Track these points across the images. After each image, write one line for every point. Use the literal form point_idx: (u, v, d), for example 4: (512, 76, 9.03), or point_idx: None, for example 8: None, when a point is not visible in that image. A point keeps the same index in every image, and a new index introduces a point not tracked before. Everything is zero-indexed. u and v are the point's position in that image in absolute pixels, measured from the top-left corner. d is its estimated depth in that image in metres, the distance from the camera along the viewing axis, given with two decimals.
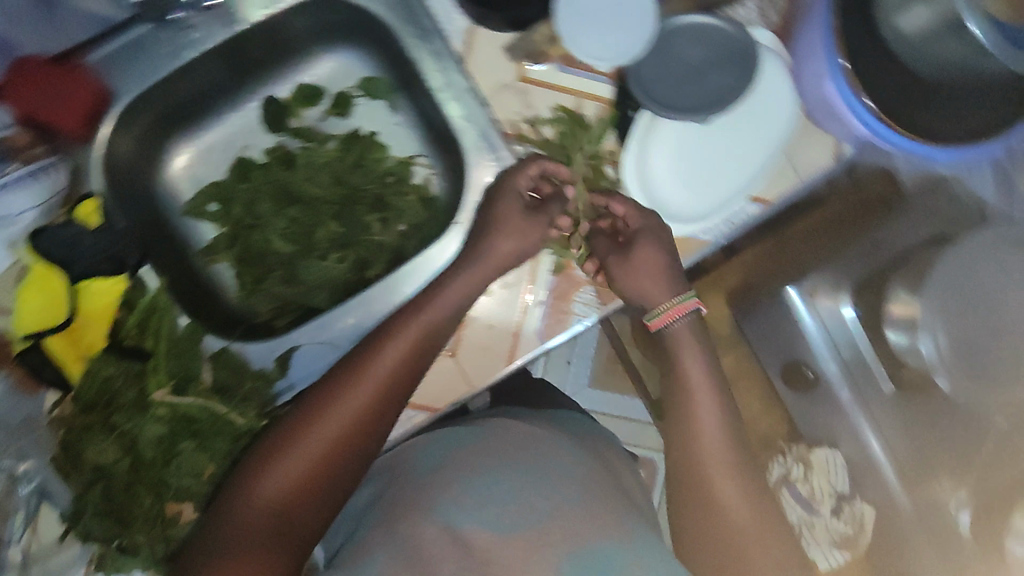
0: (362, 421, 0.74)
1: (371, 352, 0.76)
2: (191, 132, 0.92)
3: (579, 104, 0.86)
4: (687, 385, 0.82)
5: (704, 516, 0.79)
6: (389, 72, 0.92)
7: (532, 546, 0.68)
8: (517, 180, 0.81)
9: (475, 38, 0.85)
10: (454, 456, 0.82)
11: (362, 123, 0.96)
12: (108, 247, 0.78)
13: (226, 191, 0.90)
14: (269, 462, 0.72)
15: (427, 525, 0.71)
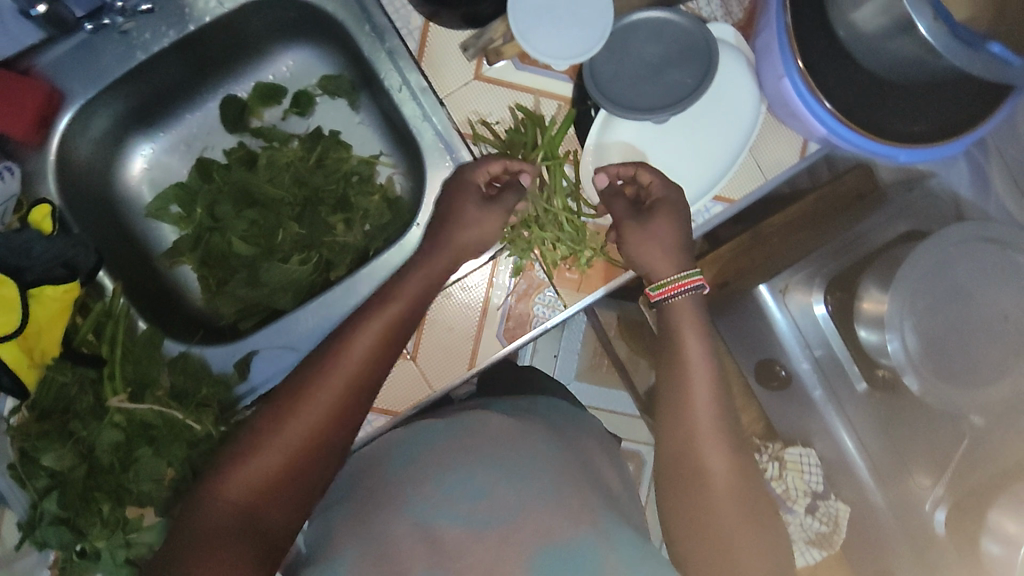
0: (339, 410, 0.68)
1: (342, 340, 0.69)
2: (150, 134, 0.89)
3: (537, 103, 0.80)
4: (688, 367, 0.71)
5: (691, 523, 0.70)
6: (349, 69, 0.86)
7: (500, 547, 0.66)
8: (469, 176, 0.75)
9: (429, 35, 0.78)
10: (431, 449, 0.77)
11: (324, 122, 0.91)
12: (63, 252, 0.72)
13: (191, 192, 0.85)
14: (238, 458, 0.65)
15: (399, 522, 0.69)
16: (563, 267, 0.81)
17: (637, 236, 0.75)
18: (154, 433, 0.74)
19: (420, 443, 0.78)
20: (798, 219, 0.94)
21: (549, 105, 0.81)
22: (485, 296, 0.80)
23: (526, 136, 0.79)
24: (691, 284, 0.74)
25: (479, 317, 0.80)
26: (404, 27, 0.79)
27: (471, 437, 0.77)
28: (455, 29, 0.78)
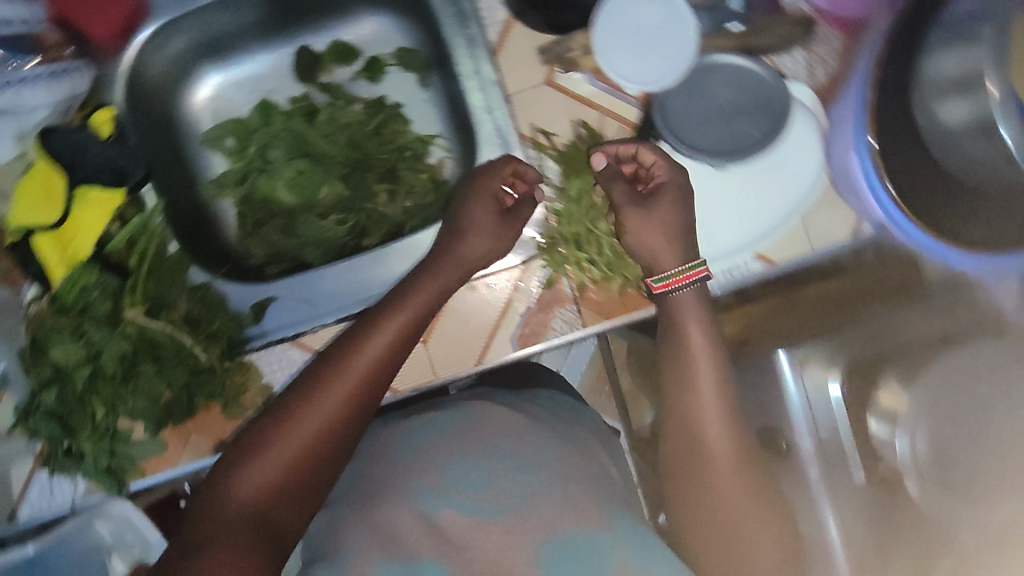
0: (347, 416, 0.65)
1: (352, 344, 0.68)
2: (222, 65, 0.90)
3: (601, 122, 0.80)
4: (695, 364, 0.74)
5: (692, 518, 0.71)
6: (427, 47, 0.87)
7: (506, 536, 0.66)
8: (483, 184, 0.75)
9: (511, 31, 0.79)
10: (437, 438, 0.75)
11: (391, 92, 0.91)
12: (115, 158, 0.76)
13: (246, 129, 0.87)
14: (246, 457, 0.62)
15: (403, 509, 0.68)
16: (591, 287, 0.79)
17: (642, 222, 0.77)
18: (162, 356, 0.74)
19: (428, 433, 0.77)
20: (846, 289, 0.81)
21: (614, 127, 0.80)
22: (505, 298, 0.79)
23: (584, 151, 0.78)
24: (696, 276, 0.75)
25: (497, 317, 0.79)
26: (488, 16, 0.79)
27: (480, 426, 0.76)
28: (538, 32, 0.78)
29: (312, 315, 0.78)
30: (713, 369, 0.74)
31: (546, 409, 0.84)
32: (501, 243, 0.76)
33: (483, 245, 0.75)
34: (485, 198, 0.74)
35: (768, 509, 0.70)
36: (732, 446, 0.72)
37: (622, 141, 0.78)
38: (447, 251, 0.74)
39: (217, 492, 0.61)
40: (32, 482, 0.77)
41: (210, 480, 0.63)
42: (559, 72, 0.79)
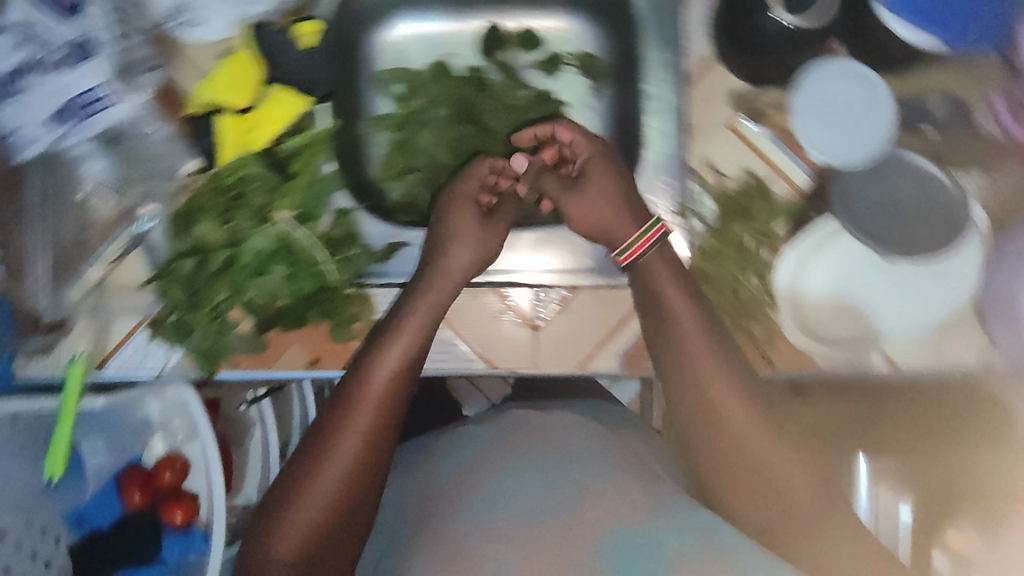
0: (369, 455, 0.67)
1: (356, 385, 0.70)
2: (417, 12, 0.90)
3: (770, 177, 0.76)
4: (664, 300, 0.73)
5: (729, 481, 0.70)
6: (613, 57, 0.88)
7: (566, 530, 0.65)
8: (461, 190, 0.79)
9: (711, 69, 0.77)
10: (480, 452, 0.76)
11: (563, 89, 0.91)
12: (308, 69, 0.76)
13: (416, 81, 0.86)
14: (284, 511, 0.65)
15: (463, 523, 0.67)
16: None
17: (575, 203, 0.79)
18: (297, 266, 0.76)
19: (466, 456, 0.76)
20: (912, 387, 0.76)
21: (781, 188, 0.76)
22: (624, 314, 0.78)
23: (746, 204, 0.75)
24: (656, 237, 0.75)
25: (609, 330, 0.79)
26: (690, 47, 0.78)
27: (522, 431, 0.77)
28: (736, 76, 0.77)
29: None
30: (690, 311, 0.73)
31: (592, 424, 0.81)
32: (488, 244, 0.79)
33: (464, 251, 0.77)
34: (463, 200, 0.78)
35: (805, 463, 0.70)
36: (739, 395, 0.70)
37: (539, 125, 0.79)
38: (430, 267, 0.76)
39: (260, 548, 0.65)
40: (127, 341, 0.76)
41: (252, 534, 0.67)
42: (743, 119, 0.76)
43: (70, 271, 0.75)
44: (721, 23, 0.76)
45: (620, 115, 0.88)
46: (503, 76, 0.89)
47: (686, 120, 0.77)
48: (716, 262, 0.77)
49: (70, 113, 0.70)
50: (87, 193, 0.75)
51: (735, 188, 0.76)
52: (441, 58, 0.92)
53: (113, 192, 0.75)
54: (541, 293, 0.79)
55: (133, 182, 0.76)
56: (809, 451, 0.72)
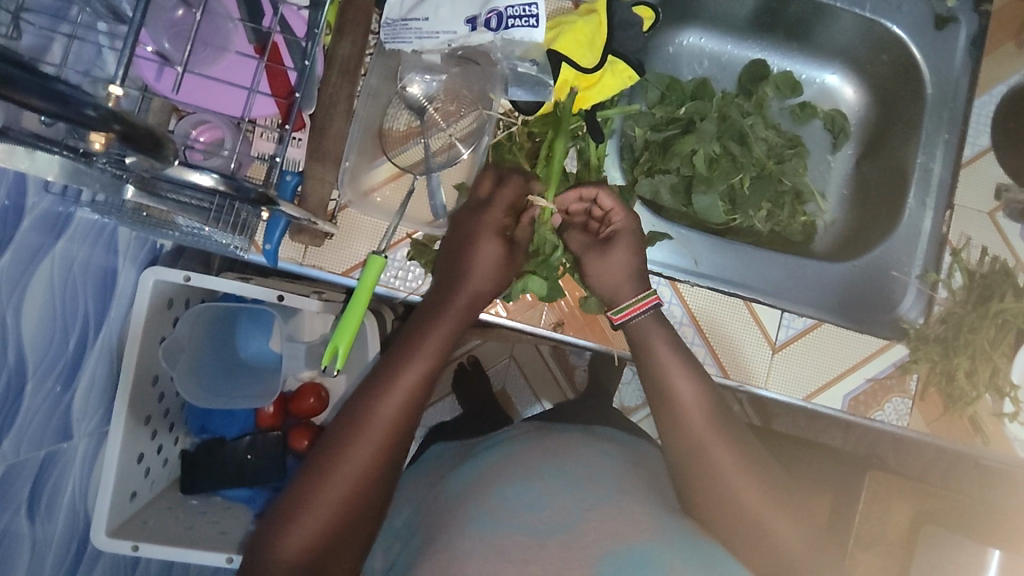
0: (386, 453, 0.59)
1: (370, 399, 0.60)
2: (704, 31, 0.96)
3: (1015, 267, 0.84)
4: (670, 377, 0.68)
5: (734, 538, 0.61)
6: (863, 125, 0.97)
7: (566, 552, 0.54)
8: (487, 222, 0.70)
9: (982, 159, 0.85)
10: (486, 470, 0.68)
11: (805, 136, 0.98)
12: (639, 47, 0.76)
13: (683, 90, 0.90)
14: (290, 517, 0.56)
15: (469, 544, 0.56)
16: (934, 392, 0.82)
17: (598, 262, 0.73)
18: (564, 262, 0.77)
19: (477, 468, 0.70)
20: (847, 363, 0.81)
21: None
22: (859, 358, 0.81)
23: (1000, 287, 0.80)
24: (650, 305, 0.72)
25: (845, 368, 0.81)
26: (973, 137, 0.85)
27: (528, 455, 0.68)
28: (1003, 172, 0.85)
29: (685, 273, 0.81)
30: (705, 412, 0.66)
31: (606, 439, 0.76)
32: (499, 281, 0.71)
33: (484, 285, 0.69)
34: (488, 233, 0.70)
35: (805, 529, 0.63)
36: (728, 444, 0.64)
37: (584, 183, 0.75)
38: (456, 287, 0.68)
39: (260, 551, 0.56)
40: (391, 251, 0.74)
41: (253, 541, 0.57)
42: (1002, 214, 0.84)
43: (362, 171, 0.73)
44: (997, 124, 0.86)
45: (860, 176, 0.95)
46: (757, 111, 0.92)
47: (953, 198, 0.84)
48: (968, 333, 0.78)
49: (485, 19, 0.68)
50: (401, 99, 0.75)
51: (984, 268, 0.82)
52: (709, 78, 0.97)
53: (420, 114, 0.76)
54: (787, 315, 0.81)
55: (449, 108, 0.76)
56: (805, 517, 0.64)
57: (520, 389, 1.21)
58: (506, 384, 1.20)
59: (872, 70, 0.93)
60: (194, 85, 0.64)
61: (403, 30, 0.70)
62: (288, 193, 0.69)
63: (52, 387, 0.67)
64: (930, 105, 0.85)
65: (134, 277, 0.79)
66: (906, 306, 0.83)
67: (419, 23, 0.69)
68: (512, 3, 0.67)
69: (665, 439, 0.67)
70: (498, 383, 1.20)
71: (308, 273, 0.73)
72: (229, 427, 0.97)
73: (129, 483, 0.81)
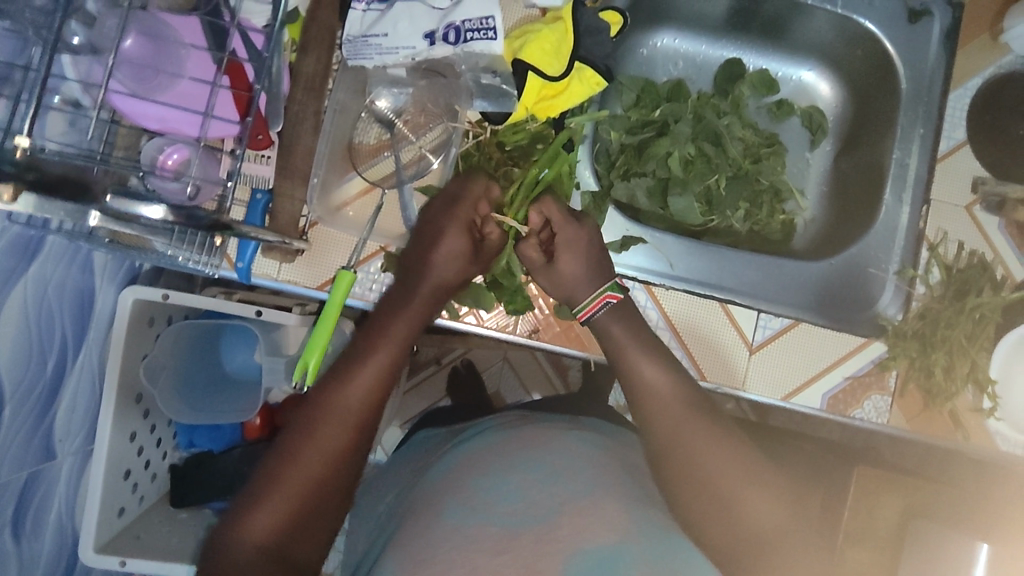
0: (355, 433, 0.60)
1: (339, 382, 0.61)
2: (677, 32, 0.96)
3: (993, 260, 0.83)
4: (644, 372, 0.68)
5: (708, 518, 0.61)
6: (840, 120, 0.97)
7: (540, 544, 0.55)
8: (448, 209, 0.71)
9: (958, 153, 0.85)
10: (465, 460, 0.67)
11: (783, 133, 0.97)
12: (606, 53, 0.76)
13: (657, 93, 0.90)
14: (258, 497, 0.56)
15: (443, 534, 0.57)
16: (914, 389, 0.81)
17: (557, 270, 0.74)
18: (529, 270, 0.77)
19: (462, 455, 0.69)
20: (826, 361, 0.81)
21: (1004, 272, 0.83)
22: (837, 357, 0.81)
23: (976, 282, 0.79)
24: (600, 308, 0.72)
25: (824, 367, 0.81)
26: (948, 130, 0.85)
27: (511, 442, 0.67)
28: (979, 165, 0.84)
29: (661, 276, 0.81)
30: (682, 406, 0.66)
31: (588, 429, 0.75)
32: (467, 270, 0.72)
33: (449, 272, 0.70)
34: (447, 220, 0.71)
35: (783, 508, 0.61)
36: (700, 427, 0.64)
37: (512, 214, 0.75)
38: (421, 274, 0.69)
39: (228, 531, 0.55)
40: (363, 265, 0.74)
41: (219, 522, 0.57)
42: (979, 207, 0.84)
43: (332, 186, 0.74)
44: (974, 117, 0.85)
45: (838, 172, 0.95)
46: (733, 110, 0.92)
47: (929, 192, 0.84)
48: (945, 329, 0.78)
49: (443, 34, 0.69)
50: (371, 114, 0.77)
51: (961, 263, 0.82)
52: (685, 79, 0.97)
53: (389, 127, 0.77)
54: (763, 315, 0.81)
55: (418, 121, 0.77)
56: (788, 496, 0.63)
57: (513, 390, 1.21)
58: (499, 386, 1.20)
59: (848, 66, 0.93)
60: (156, 114, 0.63)
61: (364, 46, 0.70)
62: (259, 213, 0.70)
63: (32, 408, 0.68)
64: (904, 100, 0.85)
65: (114, 297, 0.80)
66: (884, 302, 0.83)
67: (379, 40, 0.70)
68: (469, 17, 0.69)
69: (642, 432, 0.67)
70: (492, 387, 1.21)
71: (284, 288, 0.73)
72: (213, 441, 0.97)
73: (116, 500, 0.82)
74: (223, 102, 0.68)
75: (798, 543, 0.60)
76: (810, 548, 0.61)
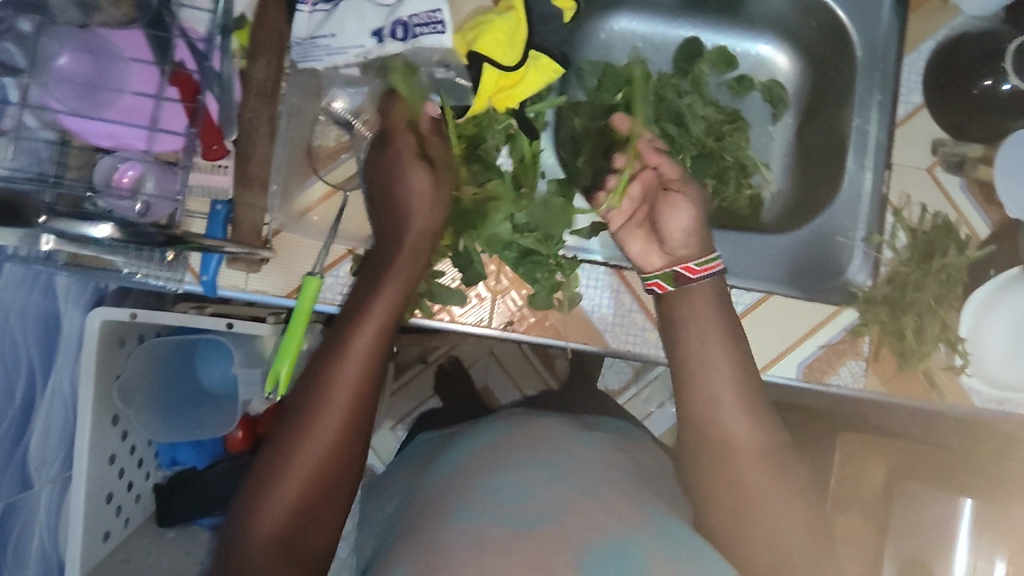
0: (354, 416, 0.58)
1: (331, 364, 0.59)
2: (633, 13, 0.96)
3: (958, 222, 0.84)
4: (699, 358, 0.67)
5: (738, 522, 0.60)
6: (800, 91, 0.97)
7: (550, 544, 0.52)
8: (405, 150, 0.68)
9: (917, 116, 0.86)
10: (471, 459, 0.66)
11: (745, 110, 0.97)
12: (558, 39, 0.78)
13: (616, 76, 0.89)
14: (262, 488, 0.56)
15: (452, 535, 0.55)
16: (888, 353, 0.81)
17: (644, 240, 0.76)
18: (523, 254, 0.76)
19: (462, 458, 0.68)
20: (803, 330, 0.81)
21: (968, 231, 0.84)
22: (812, 326, 0.81)
23: (941, 243, 0.81)
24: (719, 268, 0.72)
25: (800, 336, 0.81)
26: (905, 95, 0.86)
27: (517, 442, 0.67)
28: (938, 128, 0.85)
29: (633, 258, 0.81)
30: (746, 409, 0.64)
31: (589, 424, 0.75)
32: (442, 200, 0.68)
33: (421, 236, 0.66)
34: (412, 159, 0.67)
35: (805, 516, 0.60)
36: (753, 430, 0.63)
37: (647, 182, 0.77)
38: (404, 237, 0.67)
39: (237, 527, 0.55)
40: (331, 271, 0.72)
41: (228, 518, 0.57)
42: (941, 168, 0.85)
43: (295, 191, 0.73)
44: (929, 80, 0.86)
45: (802, 142, 0.95)
46: (694, 89, 0.92)
47: (890, 158, 0.85)
48: (914, 292, 0.79)
49: (391, 31, 0.68)
50: (328, 116, 0.76)
51: (926, 225, 0.83)
52: (645, 60, 0.97)
53: (347, 128, 0.76)
54: (736, 291, 0.81)
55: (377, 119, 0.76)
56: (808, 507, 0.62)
57: (503, 386, 1.20)
58: (487, 381, 1.19)
59: (804, 37, 0.94)
60: (110, 131, 0.63)
61: (313, 48, 0.70)
62: (220, 225, 0.69)
63: (3, 438, 0.67)
64: (861, 67, 0.86)
65: (81, 320, 0.79)
66: (854, 269, 0.83)
67: (327, 40, 0.69)
68: (416, 12, 0.68)
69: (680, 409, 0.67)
70: (480, 381, 1.20)
71: (253, 298, 0.72)
72: (196, 456, 0.96)
73: (101, 523, 0.81)
74: (172, 114, 0.67)
75: (814, 556, 0.59)
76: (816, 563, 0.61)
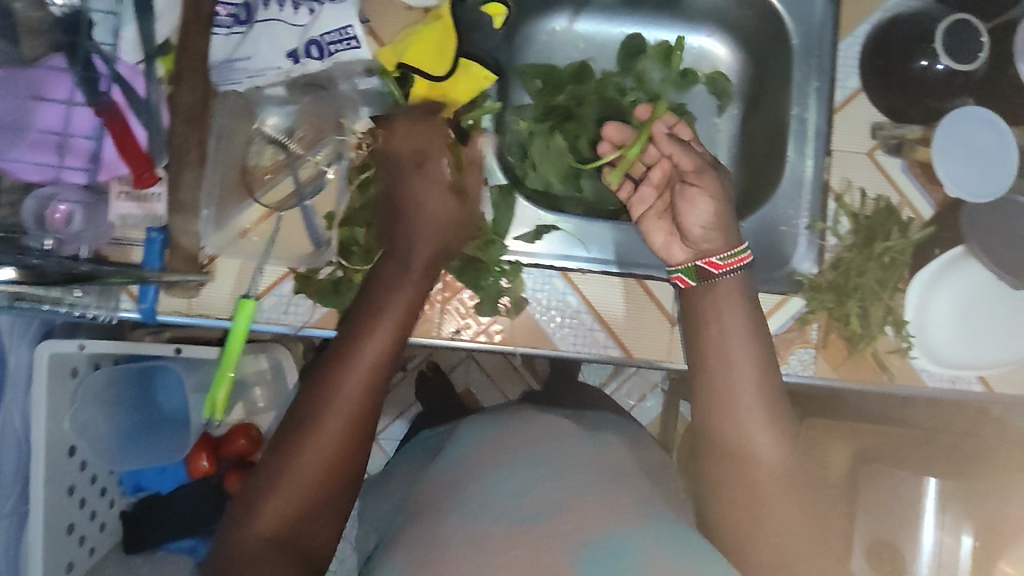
0: (363, 414, 0.60)
1: (341, 363, 0.61)
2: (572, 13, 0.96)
3: (900, 204, 0.85)
4: (718, 350, 0.69)
5: (751, 518, 0.62)
6: (743, 80, 0.97)
7: (545, 539, 0.53)
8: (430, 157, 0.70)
9: (855, 101, 0.86)
10: (476, 453, 0.67)
11: (690, 102, 0.97)
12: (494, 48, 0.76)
13: (558, 77, 0.88)
14: (267, 483, 0.57)
15: (451, 531, 0.56)
16: (836, 338, 0.82)
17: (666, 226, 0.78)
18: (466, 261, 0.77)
19: (464, 452, 0.69)
20: None
21: (911, 213, 0.85)
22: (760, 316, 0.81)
23: (883, 227, 0.81)
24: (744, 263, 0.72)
25: None
26: (842, 80, 0.86)
27: (524, 436, 0.68)
28: (877, 111, 0.86)
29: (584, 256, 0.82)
30: (765, 398, 0.66)
31: (595, 419, 0.76)
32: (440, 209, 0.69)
33: (433, 242, 0.67)
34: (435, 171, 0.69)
35: (810, 513, 0.63)
36: (777, 445, 0.65)
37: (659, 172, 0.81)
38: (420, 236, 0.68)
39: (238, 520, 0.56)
40: (269, 293, 0.72)
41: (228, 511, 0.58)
42: (881, 151, 0.85)
43: (229, 213, 0.73)
44: (866, 63, 0.86)
45: (747, 132, 0.95)
46: (637, 86, 0.92)
47: (830, 144, 0.85)
48: (857, 277, 0.79)
49: (305, 51, 0.70)
50: (263, 137, 0.77)
51: (869, 209, 0.83)
52: (586, 59, 0.97)
53: (284, 147, 0.76)
54: None
55: (312, 136, 0.77)
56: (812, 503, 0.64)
57: (484, 386, 1.22)
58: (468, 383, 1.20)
59: (743, 27, 0.94)
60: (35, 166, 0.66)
61: (230, 71, 0.70)
62: (155, 255, 0.70)
63: None
64: (797, 54, 0.86)
65: (29, 354, 0.79)
66: (799, 257, 0.84)
67: (244, 63, 0.70)
68: (329, 31, 0.70)
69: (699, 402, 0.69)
70: (462, 384, 1.21)
71: (195, 322, 0.72)
72: (163, 481, 0.97)
73: (63, 556, 0.81)
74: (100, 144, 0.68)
75: (818, 550, 0.61)
76: (820, 561, 0.62)
